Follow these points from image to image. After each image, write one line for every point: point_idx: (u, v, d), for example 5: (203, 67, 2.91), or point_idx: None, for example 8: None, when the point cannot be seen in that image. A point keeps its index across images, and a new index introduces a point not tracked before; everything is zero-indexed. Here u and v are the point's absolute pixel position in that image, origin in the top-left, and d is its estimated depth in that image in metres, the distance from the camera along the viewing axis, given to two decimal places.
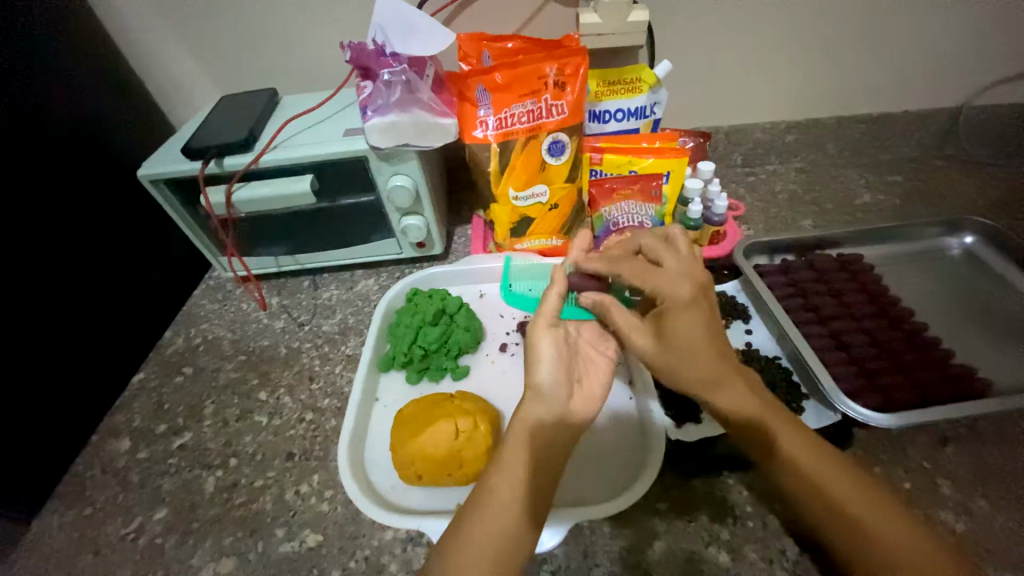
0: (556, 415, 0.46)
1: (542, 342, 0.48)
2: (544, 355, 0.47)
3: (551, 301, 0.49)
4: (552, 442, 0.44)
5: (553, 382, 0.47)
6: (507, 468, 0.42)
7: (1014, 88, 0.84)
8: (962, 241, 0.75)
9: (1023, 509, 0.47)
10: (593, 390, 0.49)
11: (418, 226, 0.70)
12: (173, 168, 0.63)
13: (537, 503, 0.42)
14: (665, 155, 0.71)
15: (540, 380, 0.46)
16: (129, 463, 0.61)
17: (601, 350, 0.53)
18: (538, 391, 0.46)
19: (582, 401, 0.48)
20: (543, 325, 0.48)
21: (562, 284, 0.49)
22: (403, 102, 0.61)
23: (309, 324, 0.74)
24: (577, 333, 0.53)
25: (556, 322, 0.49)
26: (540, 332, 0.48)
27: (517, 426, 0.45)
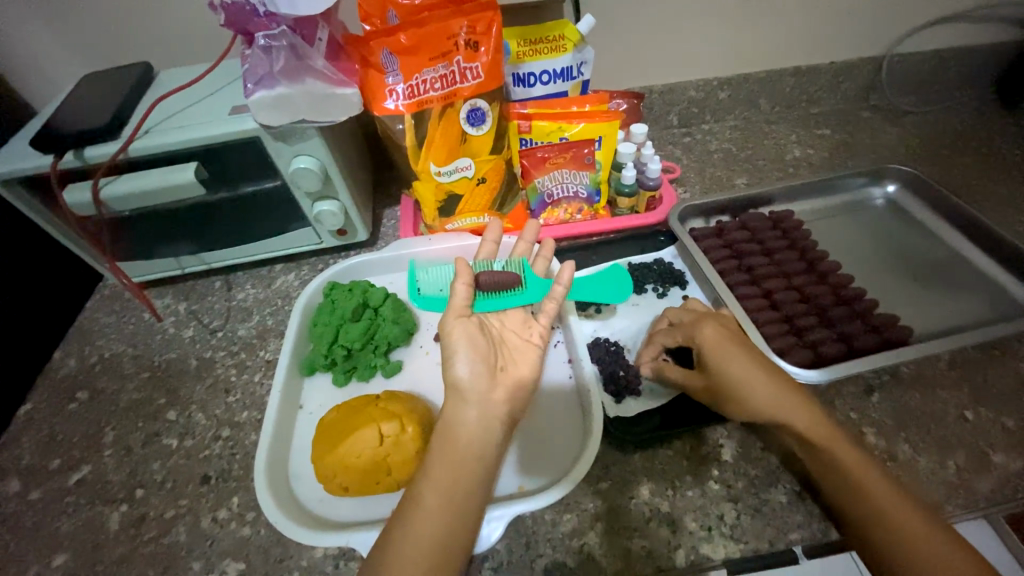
0: (484, 410, 0.42)
1: (456, 331, 0.45)
2: (460, 346, 0.44)
3: (460, 293, 0.46)
4: (481, 440, 0.41)
5: (474, 375, 0.43)
6: (433, 473, 0.39)
7: (928, 36, 0.85)
8: (885, 191, 0.76)
9: (940, 450, 0.49)
10: (521, 376, 0.46)
11: (333, 211, 0.63)
12: (22, 165, 0.53)
13: (470, 499, 0.39)
14: (596, 119, 0.66)
15: (459, 376, 0.43)
16: (19, 506, 0.53)
17: (530, 337, 0.50)
18: (458, 385, 0.43)
19: (510, 390, 0.44)
20: (454, 316, 0.46)
21: (468, 276, 0.47)
22: (291, 70, 0.53)
23: (222, 329, 0.67)
24: (499, 323, 0.51)
25: (470, 313, 0.47)
26: (453, 322, 0.46)
27: (444, 426, 0.41)
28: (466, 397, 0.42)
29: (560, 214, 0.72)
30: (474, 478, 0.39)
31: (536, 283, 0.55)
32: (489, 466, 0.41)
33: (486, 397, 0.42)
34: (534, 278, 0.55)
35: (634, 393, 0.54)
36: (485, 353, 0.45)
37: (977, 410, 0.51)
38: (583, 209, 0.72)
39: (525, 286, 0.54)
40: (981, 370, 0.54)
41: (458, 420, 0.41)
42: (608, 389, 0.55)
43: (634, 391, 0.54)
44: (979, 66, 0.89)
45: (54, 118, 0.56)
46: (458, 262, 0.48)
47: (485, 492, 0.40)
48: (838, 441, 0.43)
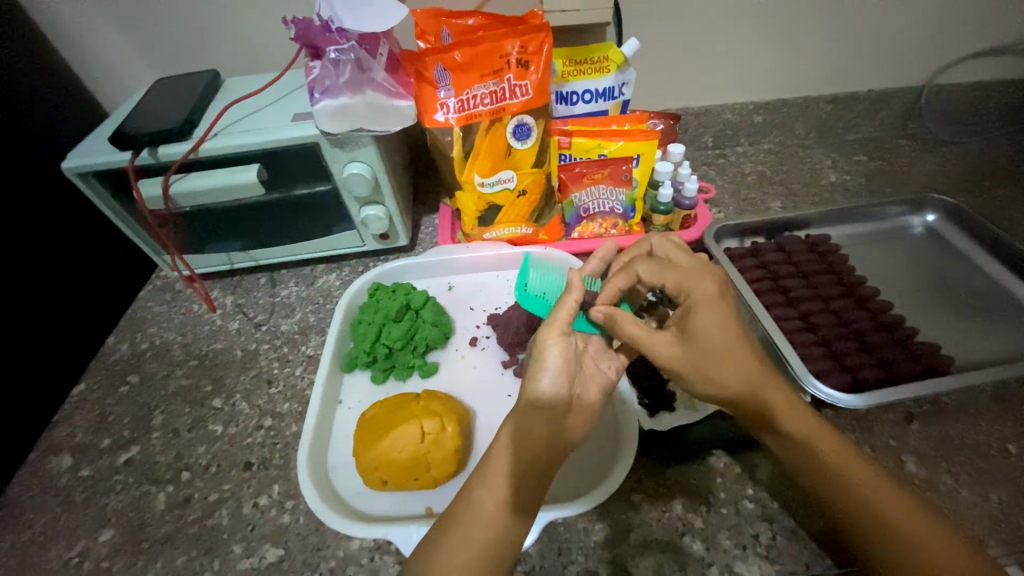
0: (553, 430, 0.42)
1: (552, 348, 0.43)
2: (553, 365, 0.43)
3: (566, 308, 0.44)
4: (544, 455, 0.41)
5: (556, 394, 0.42)
6: (493, 480, 0.40)
7: (968, 68, 0.85)
8: (924, 220, 0.76)
9: (984, 483, 0.48)
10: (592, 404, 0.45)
11: (379, 216, 0.66)
12: (103, 160, 0.57)
13: (522, 517, 0.39)
14: (635, 137, 0.68)
15: (539, 393, 0.42)
16: (71, 481, 0.56)
17: (605, 367, 0.48)
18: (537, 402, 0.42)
19: (580, 415, 0.44)
20: (556, 331, 0.44)
21: (580, 292, 0.45)
22: (354, 82, 0.56)
23: (266, 324, 0.70)
24: (584, 344, 0.49)
25: (570, 331, 0.45)
26: (552, 340, 0.44)
27: (507, 436, 0.42)
28: (540, 416, 0.42)
29: (594, 228, 0.74)
30: (529, 489, 0.40)
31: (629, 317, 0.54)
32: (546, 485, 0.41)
33: (559, 418, 0.42)
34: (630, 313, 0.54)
35: (668, 407, 0.54)
36: (571, 374, 0.44)
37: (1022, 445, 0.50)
38: (618, 225, 0.74)
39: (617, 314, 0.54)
40: None
41: (525, 436, 0.41)
42: (643, 403, 0.54)
43: (669, 405, 0.53)
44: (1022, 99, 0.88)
45: (133, 118, 0.61)
46: (570, 274, 0.47)
47: (538, 502, 0.41)
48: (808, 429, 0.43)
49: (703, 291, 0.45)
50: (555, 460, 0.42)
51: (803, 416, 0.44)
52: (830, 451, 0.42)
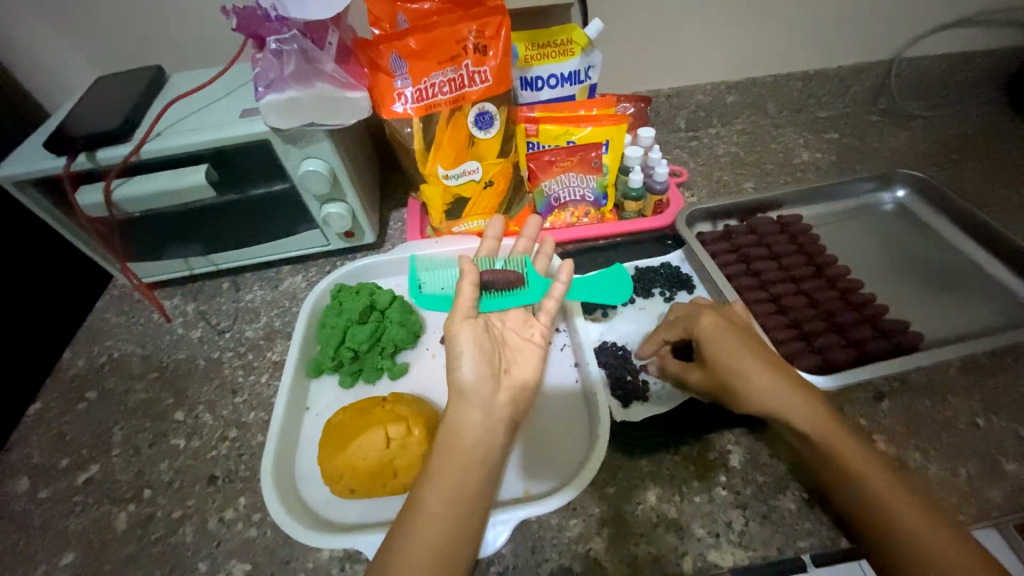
0: (487, 413, 0.42)
1: (461, 332, 0.44)
2: (467, 350, 0.44)
3: (465, 293, 0.46)
4: (482, 443, 0.40)
5: (477, 378, 0.43)
6: (438, 476, 0.39)
7: (935, 40, 0.85)
8: (894, 196, 0.76)
9: (952, 458, 0.48)
10: (523, 375, 0.46)
11: (341, 213, 0.63)
12: (36, 166, 0.53)
13: (475, 506, 0.39)
14: (603, 123, 0.67)
15: (463, 377, 0.43)
16: (28, 505, 0.54)
17: (532, 336, 0.50)
18: (460, 384, 0.43)
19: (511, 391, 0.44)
20: (460, 317, 0.45)
21: (474, 274, 0.46)
22: (301, 74, 0.53)
23: (230, 330, 0.67)
24: (500, 323, 0.51)
25: (474, 314, 0.46)
26: (459, 326, 0.45)
27: (447, 428, 0.41)
28: (470, 398, 0.42)
29: (566, 217, 0.72)
30: (475, 479, 0.39)
31: (537, 281, 0.55)
32: (494, 472, 0.41)
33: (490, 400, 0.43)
34: (535, 277, 0.55)
35: (642, 397, 0.54)
36: (489, 356, 0.45)
37: (989, 418, 0.51)
38: (589, 213, 0.72)
39: (527, 284, 0.54)
40: (994, 377, 0.53)
41: (463, 421, 0.41)
42: (615, 394, 0.54)
43: (641, 396, 0.54)
44: (989, 70, 0.88)
45: (68, 120, 0.57)
46: (462, 261, 0.48)
47: (489, 489, 0.40)
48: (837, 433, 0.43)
49: (702, 319, 0.51)
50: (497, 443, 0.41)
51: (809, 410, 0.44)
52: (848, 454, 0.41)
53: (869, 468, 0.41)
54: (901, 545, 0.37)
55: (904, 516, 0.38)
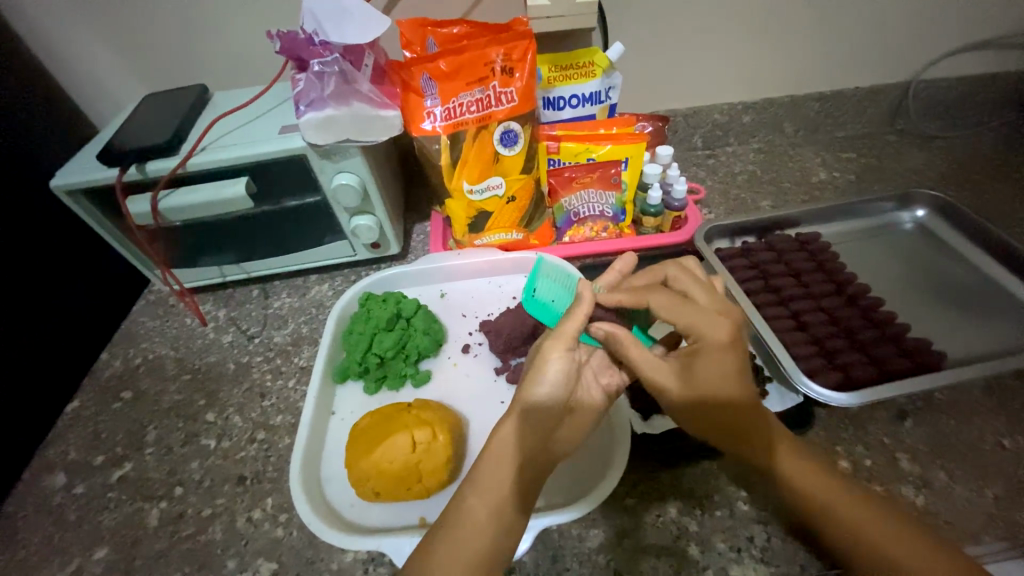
0: (541, 441, 0.42)
1: (553, 362, 0.42)
2: (553, 375, 0.42)
3: (572, 323, 0.43)
4: (533, 465, 0.41)
5: (550, 403, 0.42)
6: (482, 487, 0.40)
7: (952, 63, 0.86)
8: (914, 215, 0.76)
9: (978, 478, 0.47)
10: (585, 416, 0.44)
11: (370, 225, 0.66)
12: (91, 177, 0.57)
13: (512, 525, 0.39)
14: (623, 141, 0.69)
15: (532, 402, 0.42)
16: (65, 500, 0.56)
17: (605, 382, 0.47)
18: (528, 411, 0.42)
19: (568, 430, 0.44)
20: (559, 346, 0.43)
21: (591, 303, 0.44)
22: (340, 94, 0.56)
23: (259, 336, 0.69)
24: (586, 357, 0.47)
25: (575, 345, 0.44)
26: (556, 354, 0.43)
27: (497, 444, 0.41)
28: (533, 425, 0.42)
29: (585, 232, 0.75)
30: (517, 497, 0.40)
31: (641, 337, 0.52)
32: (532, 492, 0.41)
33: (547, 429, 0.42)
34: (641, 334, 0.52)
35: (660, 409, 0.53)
36: (569, 385, 0.43)
37: (1015, 439, 0.50)
38: (608, 228, 0.74)
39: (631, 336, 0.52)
40: (1020, 398, 0.53)
41: (515, 441, 0.41)
42: (636, 406, 0.53)
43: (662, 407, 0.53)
44: (1008, 93, 0.89)
45: (121, 135, 0.61)
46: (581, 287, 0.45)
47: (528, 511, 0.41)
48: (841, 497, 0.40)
49: (716, 336, 0.42)
50: (543, 468, 0.42)
51: (795, 458, 0.42)
52: (847, 511, 0.40)
53: (850, 506, 0.40)
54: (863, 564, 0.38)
55: (886, 545, 0.38)
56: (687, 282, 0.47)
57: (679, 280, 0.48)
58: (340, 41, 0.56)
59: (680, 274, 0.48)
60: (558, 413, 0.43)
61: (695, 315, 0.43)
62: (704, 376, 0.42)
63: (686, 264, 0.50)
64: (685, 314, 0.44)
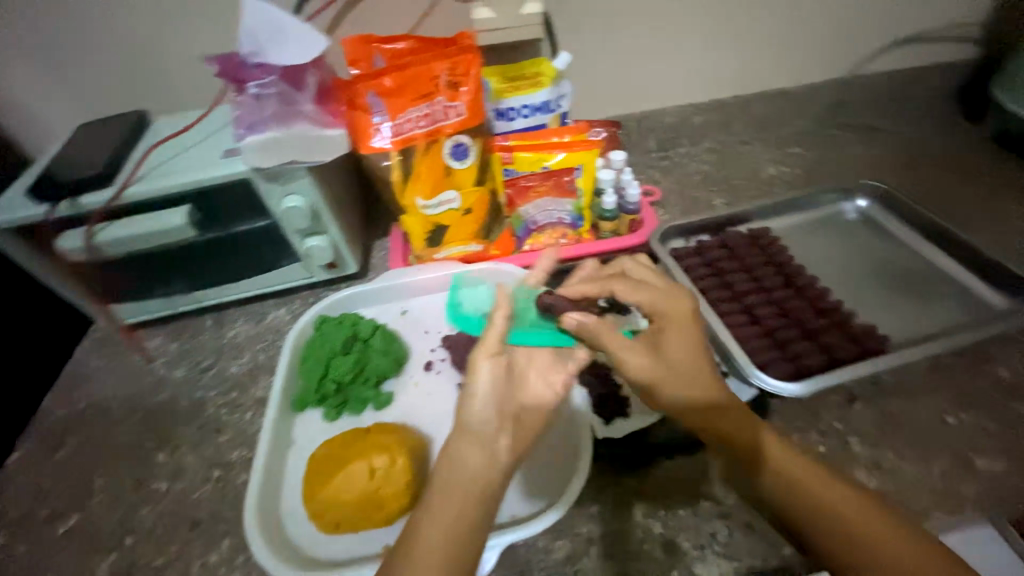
0: (489, 453, 0.41)
1: (483, 370, 0.43)
2: (483, 386, 0.43)
3: (495, 327, 0.44)
4: (487, 479, 0.40)
5: (489, 414, 0.42)
6: (435, 510, 0.38)
7: (882, 59, 0.91)
8: (856, 205, 0.79)
9: (924, 456, 0.49)
10: (531, 422, 0.45)
11: (323, 246, 0.65)
12: (18, 214, 0.54)
13: (470, 547, 0.37)
14: (575, 148, 0.70)
15: (471, 416, 0.42)
16: (5, 559, 0.52)
17: (550, 383, 0.48)
18: (470, 424, 0.42)
19: (516, 438, 0.43)
20: (485, 354, 0.44)
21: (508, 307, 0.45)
22: (280, 116, 0.56)
23: (214, 367, 0.67)
24: (527, 361, 0.49)
25: (502, 350, 0.45)
26: (483, 362, 0.44)
27: (446, 463, 0.40)
28: (477, 437, 0.41)
29: (544, 240, 0.74)
30: (474, 515, 0.38)
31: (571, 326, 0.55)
32: (492, 508, 0.40)
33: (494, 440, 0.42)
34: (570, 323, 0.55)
35: (623, 413, 0.54)
36: (503, 394, 0.43)
37: (957, 416, 0.52)
38: (567, 234, 0.74)
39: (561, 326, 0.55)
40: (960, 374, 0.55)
41: (463, 457, 0.40)
42: (598, 411, 0.54)
43: (624, 411, 0.53)
44: (936, 84, 0.94)
45: (50, 168, 0.58)
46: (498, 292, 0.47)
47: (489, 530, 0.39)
48: (819, 480, 0.41)
49: (677, 309, 0.48)
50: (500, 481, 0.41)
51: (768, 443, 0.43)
52: (828, 495, 0.40)
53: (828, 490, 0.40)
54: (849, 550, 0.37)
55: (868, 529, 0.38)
56: (641, 271, 0.53)
57: (636, 271, 0.53)
58: (283, 62, 0.54)
59: (635, 266, 0.53)
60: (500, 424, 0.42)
61: (654, 295, 0.49)
62: (667, 347, 0.46)
63: (638, 260, 0.55)
64: (643, 293, 0.49)
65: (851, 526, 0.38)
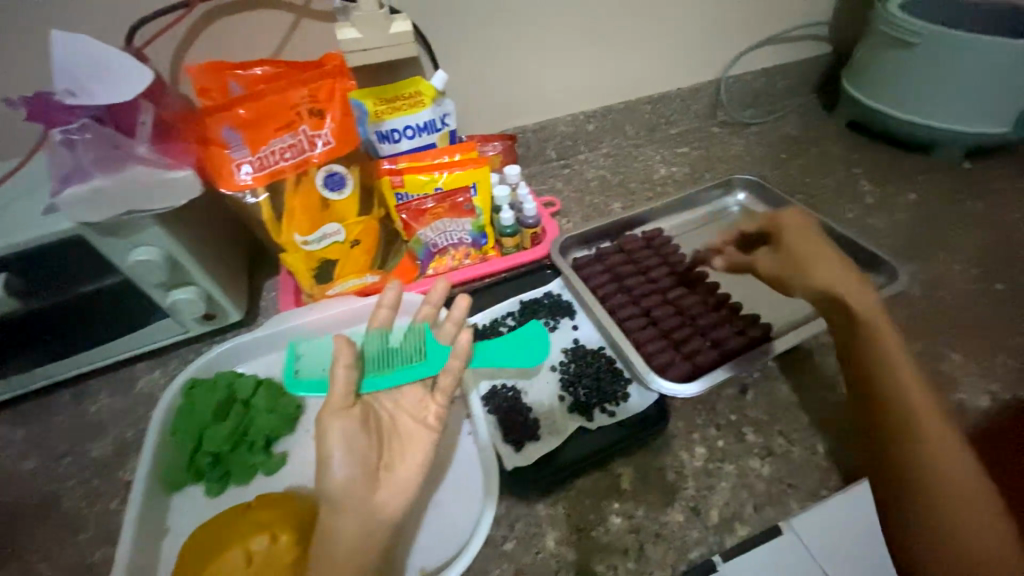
0: (361, 518, 0.36)
1: (330, 430, 0.38)
2: (336, 447, 0.37)
3: (338, 380, 0.40)
4: (362, 546, 0.35)
5: (351, 476, 0.36)
6: None
7: (749, 60, 0.98)
8: (737, 199, 0.85)
9: (809, 436, 0.52)
10: (409, 468, 0.39)
11: (190, 298, 0.58)
12: None
13: None
14: (467, 167, 0.69)
15: (331, 484, 0.36)
16: None
17: (424, 418, 0.43)
18: (329, 494, 0.36)
19: (393, 491, 0.38)
20: (331, 411, 0.39)
21: (348, 354, 0.41)
22: (105, 163, 0.48)
23: (73, 453, 0.58)
24: (390, 404, 0.44)
25: (351, 401, 0.40)
26: (332, 422, 0.38)
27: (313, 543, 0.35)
28: (340, 506, 0.36)
29: (448, 262, 0.71)
30: None
31: (437, 351, 0.47)
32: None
33: (366, 501, 0.36)
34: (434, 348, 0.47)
35: (532, 437, 0.53)
36: (367, 450, 0.38)
37: (835, 392, 0.56)
38: (470, 254, 0.72)
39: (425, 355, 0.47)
40: (834, 351, 0.60)
41: (331, 531, 0.35)
42: (507, 440, 0.53)
43: (532, 435, 0.53)
44: (797, 81, 1.03)
45: None
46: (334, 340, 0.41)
47: None
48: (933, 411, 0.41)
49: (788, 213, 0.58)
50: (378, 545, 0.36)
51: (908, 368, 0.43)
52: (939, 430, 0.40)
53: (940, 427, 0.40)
54: (942, 482, 0.39)
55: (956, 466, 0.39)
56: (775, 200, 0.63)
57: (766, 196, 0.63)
58: (118, 99, 0.48)
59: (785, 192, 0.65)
60: (370, 485, 0.37)
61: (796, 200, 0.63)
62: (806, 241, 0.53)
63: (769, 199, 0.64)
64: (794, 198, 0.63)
65: (948, 483, 0.39)
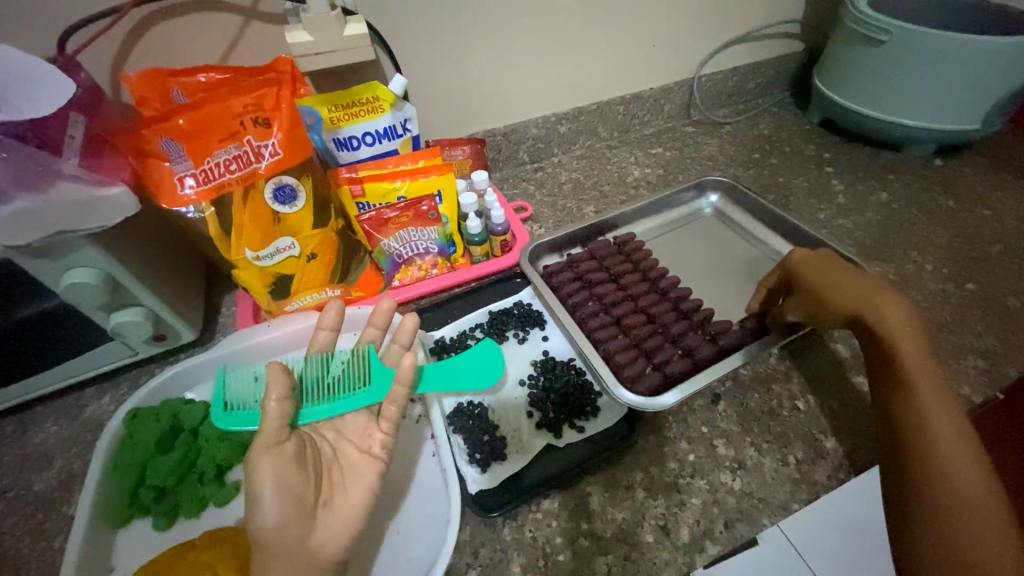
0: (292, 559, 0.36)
1: (262, 468, 0.38)
2: (267, 486, 0.37)
3: (270, 414, 0.40)
4: None
5: (283, 517, 0.37)
6: None
7: (722, 58, 0.97)
8: (710, 200, 0.84)
9: (781, 446, 0.51)
10: (348, 502, 0.40)
11: (135, 320, 0.54)
12: None
13: None
14: (429, 173, 0.66)
15: (263, 524, 0.37)
16: None
17: (367, 448, 0.44)
18: (261, 534, 0.36)
19: (328, 529, 0.39)
20: (262, 449, 0.39)
21: (282, 388, 0.41)
22: (24, 181, 0.44)
23: (13, 488, 0.54)
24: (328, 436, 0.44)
25: (285, 436, 0.40)
26: (264, 460, 0.38)
27: None
28: (272, 547, 0.36)
29: (414, 272, 0.69)
30: None
31: (379, 376, 0.48)
32: None
33: (299, 541, 0.37)
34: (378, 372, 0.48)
35: (499, 457, 0.51)
36: (300, 490, 0.38)
37: (807, 399, 0.55)
38: (438, 263, 0.70)
39: (367, 382, 0.48)
40: (806, 356, 0.59)
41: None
42: (473, 460, 0.51)
43: (500, 455, 0.51)
44: (770, 79, 1.02)
45: None
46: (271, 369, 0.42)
47: None
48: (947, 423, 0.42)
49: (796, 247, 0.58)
50: None
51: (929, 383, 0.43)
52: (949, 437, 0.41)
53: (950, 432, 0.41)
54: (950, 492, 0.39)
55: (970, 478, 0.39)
56: None
57: None
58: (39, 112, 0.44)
59: None
60: (303, 525, 0.37)
61: None
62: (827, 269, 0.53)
63: None
64: None
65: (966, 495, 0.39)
